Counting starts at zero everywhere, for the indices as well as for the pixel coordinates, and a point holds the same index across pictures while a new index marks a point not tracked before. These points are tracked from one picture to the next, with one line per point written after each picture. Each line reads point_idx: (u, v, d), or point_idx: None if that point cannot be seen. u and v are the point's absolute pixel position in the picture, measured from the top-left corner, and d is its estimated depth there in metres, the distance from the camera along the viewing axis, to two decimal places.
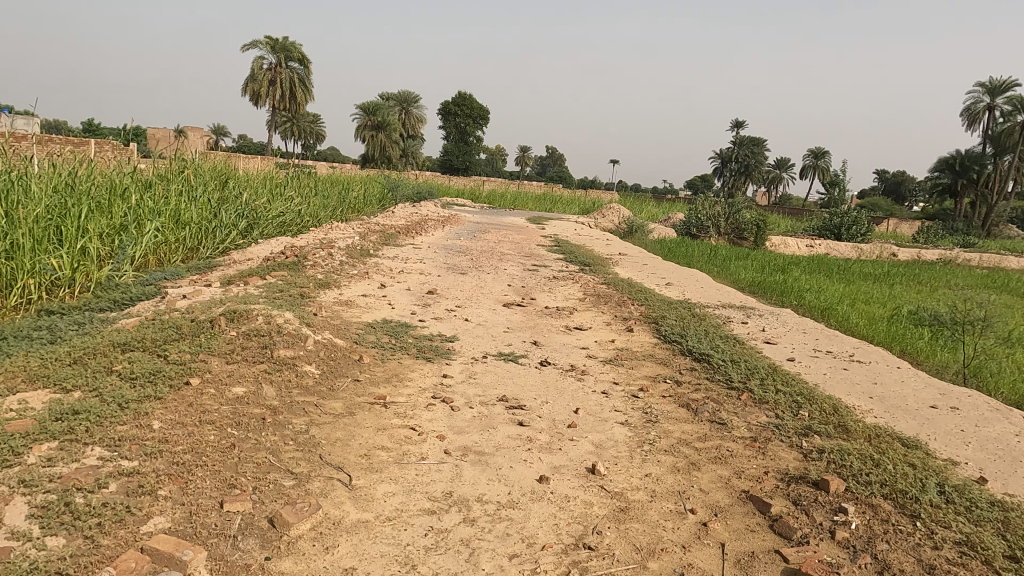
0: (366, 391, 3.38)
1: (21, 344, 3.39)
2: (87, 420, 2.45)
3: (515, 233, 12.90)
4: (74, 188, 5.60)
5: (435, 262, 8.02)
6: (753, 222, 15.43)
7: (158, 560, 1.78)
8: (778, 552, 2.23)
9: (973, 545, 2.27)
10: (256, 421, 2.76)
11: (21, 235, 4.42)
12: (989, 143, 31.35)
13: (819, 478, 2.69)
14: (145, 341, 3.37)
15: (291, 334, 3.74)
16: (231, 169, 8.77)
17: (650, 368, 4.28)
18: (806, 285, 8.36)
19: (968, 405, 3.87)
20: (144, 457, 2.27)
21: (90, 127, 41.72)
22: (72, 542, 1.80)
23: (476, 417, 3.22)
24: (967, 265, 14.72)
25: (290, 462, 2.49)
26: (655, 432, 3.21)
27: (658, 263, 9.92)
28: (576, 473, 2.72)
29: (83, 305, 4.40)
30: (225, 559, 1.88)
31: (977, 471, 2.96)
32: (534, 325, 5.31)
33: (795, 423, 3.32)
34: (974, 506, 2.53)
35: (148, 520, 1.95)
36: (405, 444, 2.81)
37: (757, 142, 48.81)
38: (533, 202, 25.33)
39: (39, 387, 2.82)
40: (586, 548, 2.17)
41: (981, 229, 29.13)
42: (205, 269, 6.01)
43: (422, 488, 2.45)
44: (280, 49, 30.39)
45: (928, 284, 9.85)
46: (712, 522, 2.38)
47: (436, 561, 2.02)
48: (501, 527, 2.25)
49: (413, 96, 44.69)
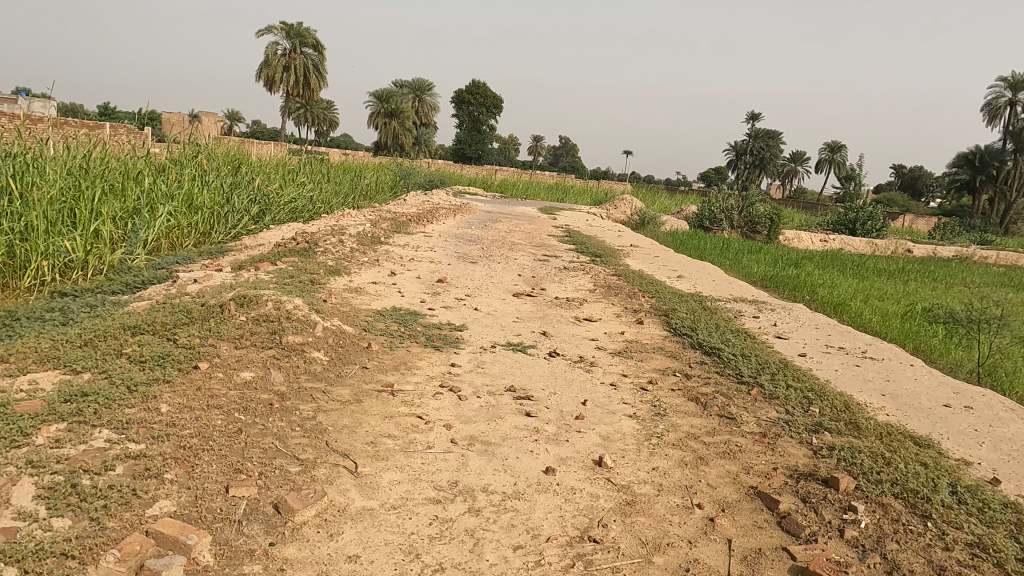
0: (374, 378, 3.38)
1: (33, 326, 3.43)
2: (95, 402, 2.46)
3: (526, 223, 12.85)
4: (88, 170, 5.66)
5: (445, 251, 8.01)
6: (766, 215, 15.34)
7: (163, 544, 1.78)
8: (785, 550, 2.19)
9: (985, 547, 2.22)
10: (264, 406, 2.77)
11: (35, 217, 4.51)
12: (1011, 139, 30.62)
13: (828, 475, 2.65)
14: (156, 325, 3.40)
15: (300, 320, 3.73)
16: (244, 154, 8.80)
17: (659, 361, 4.25)
18: (820, 279, 8.26)
19: (982, 405, 3.80)
20: (151, 441, 2.27)
21: (107, 111, 42.57)
22: (79, 523, 1.80)
23: (483, 407, 3.20)
24: (986, 263, 14.47)
25: (296, 449, 2.48)
26: (663, 425, 3.18)
27: (670, 256, 9.77)
28: (583, 465, 2.69)
29: (95, 288, 4.46)
30: (230, 544, 1.87)
31: (990, 472, 2.90)
32: (544, 315, 5.29)
33: (805, 419, 3.28)
34: (986, 507, 2.48)
35: (154, 504, 1.95)
36: (412, 433, 2.80)
37: (771, 135, 47.10)
38: (546, 192, 25.37)
39: (47, 367, 2.85)
40: (591, 541, 2.15)
41: (999, 227, 28.58)
42: (216, 254, 6.03)
43: (428, 477, 2.44)
44: (296, 35, 30.40)
45: (943, 281, 9.71)
46: (719, 517, 2.35)
47: (440, 550, 2.01)
48: (506, 518, 2.24)
49: (426, 83, 44.44)
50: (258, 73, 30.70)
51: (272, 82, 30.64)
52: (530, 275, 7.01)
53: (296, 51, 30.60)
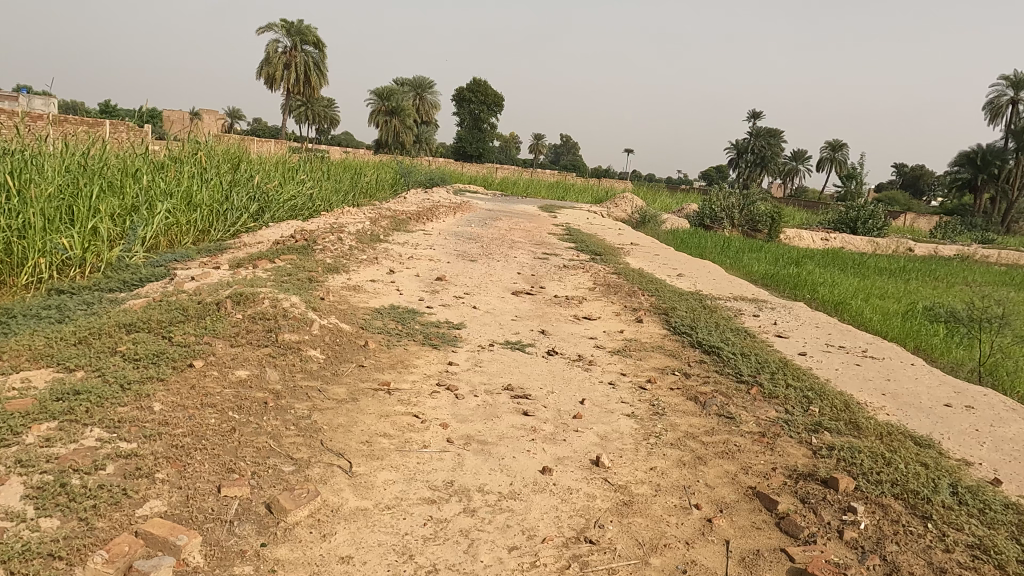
0: (371, 377, 3.36)
1: (28, 323, 3.41)
2: (87, 401, 2.43)
3: (527, 221, 12.83)
4: (86, 167, 5.64)
5: (444, 248, 7.98)
6: (767, 214, 15.31)
7: (152, 545, 1.76)
8: (784, 551, 2.17)
9: (986, 548, 2.19)
10: (258, 404, 2.74)
11: (33, 214, 4.49)
12: (1013, 138, 30.58)
13: (828, 476, 2.62)
14: (151, 322, 3.38)
15: (297, 318, 3.71)
16: (243, 151, 8.78)
17: (659, 360, 4.22)
18: (820, 278, 8.23)
19: (984, 404, 3.77)
20: (142, 440, 2.25)
21: (107, 109, 42.55)
22: (67, 523, 1.77)
23: (480, 406, 3.18)
24: (987, 262, 14.43)
25: (290, 448, 2.46)
26: (661, 424, 3.16)
27: (670, 254, 9.74)
28: (580, 465, 2.67)
29: (93, 285, 4.44)
30: (221, 545, 1.84)
31: (991, 472, 2.88)
32: (543, 313, 5.26)
33: (805, 419, 3.26)
34: (987, 508, 2.46)
35: (144, 504, 1.93)
36: (407, 432, 2.78)
37: (772, 134, 47.21)
38: (546, 191, 25.34)
39: (41, 365, 2.83)
40: (587, 542, 2.12)
41: (1001, 227, 28.56)
42: (215, 252, 6.01)
43: (423, 477, 2.42)
44: (297, 32, 30.33)
45: (944, 280, 9.68)
46: (717, 518, 2.33)
47: (434, 551, 1.98)
48: (501, 519, 2.21)
49: (426, 81, 44.39)
50: (259, 70, 30.64)
51: (272, 79, 30.59)
52: (529, 273, 6.98)
53: (296, 48, 30.53)
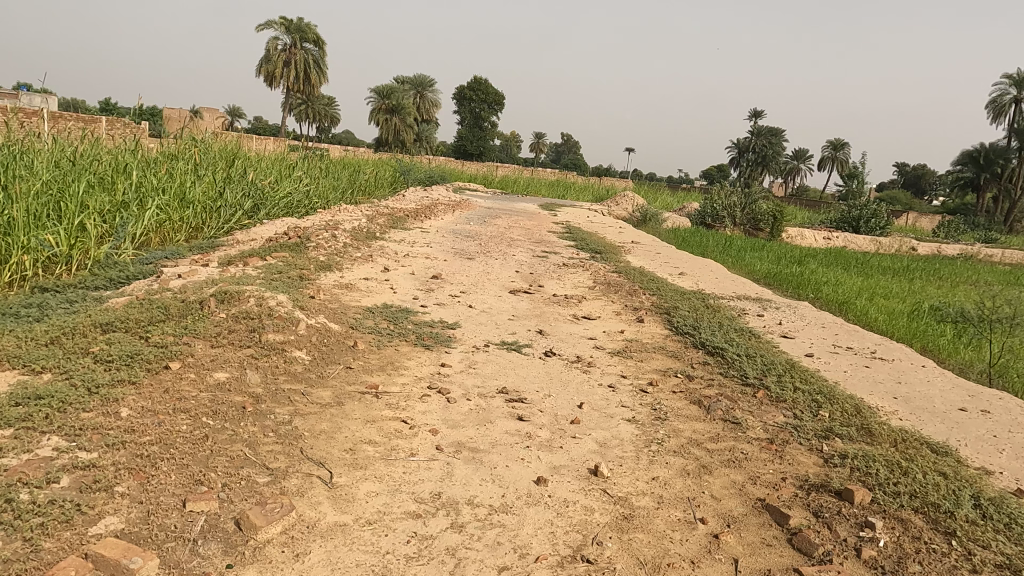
0: (358, 379, 3.19)
1: (3, 322, 3.25)
2: (49, 406, 2.27)
3: (526, 219, 12.66)
4: (74, 163, 5.49)
5: (442, 246, 7.82)
6: (769, 213, 15.14)
7: (103, 568, 1.60)
8: (797, 571, 2.00)
9: (1016, 569, 2.03)
10: (236, 409, 2.58)
11: (17, 211, 4.34)
12: (1015, 137, 30.43)
13: (842, 487, 2.46)
14: (130, 321, 3.21)
15: (282, 317, 3.55)
16: (238, 147, 8.62)
17: (660, 362, 4.05)
18: (825, 277, 8.06)
19: (1000, 409, 3.60)
20: (105, 449, 2.09)
21: (108, 107, 42.42)
22: (9, 545, 1.61)
23: (473, 410, 3.02)
24: (992, 261, 14.27)
25: (267, 457, 2.30)
26: (663, 430, 2.99)
27: (671, 253, 9.57)
28: (577, 475, 2.50)
29: (78, 283, 4.28)
30: (180, 567, 1.68)
31: (1013, 482, 2.71)
32: (541, 313, 5.10)
33: (814, 425, 3.09)
34: (1013, 522, 2.29)
35: (99, 521, 1.77)
36: (394, 439, 2.62)
37: (773, 133, 46.75)
38: (547, 190, 25.18)
39: (8, 367, 2.67)
40: (583, 561, 1.96)
41: (1003, 226, 28.39)
42: (206, 249, 5.85)
43: (409, 488, 2.26)
44: (297, 32, 30.17)
45: (950, 279, 9.50)
46: (725, 534, 2.17)
47: (417, 572, 1.82)
48: (491, 535, 2.05)
49: (427, 79, 44.21)
50: (259, 69, 30.49)
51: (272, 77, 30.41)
52: (528, 271, 6.82)
53: (296, 47, 30.37)
